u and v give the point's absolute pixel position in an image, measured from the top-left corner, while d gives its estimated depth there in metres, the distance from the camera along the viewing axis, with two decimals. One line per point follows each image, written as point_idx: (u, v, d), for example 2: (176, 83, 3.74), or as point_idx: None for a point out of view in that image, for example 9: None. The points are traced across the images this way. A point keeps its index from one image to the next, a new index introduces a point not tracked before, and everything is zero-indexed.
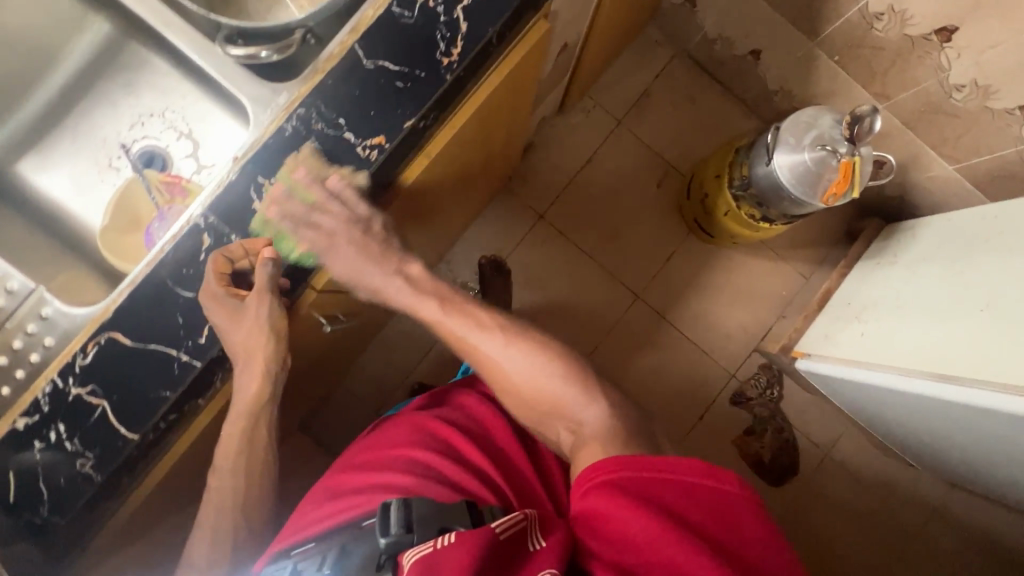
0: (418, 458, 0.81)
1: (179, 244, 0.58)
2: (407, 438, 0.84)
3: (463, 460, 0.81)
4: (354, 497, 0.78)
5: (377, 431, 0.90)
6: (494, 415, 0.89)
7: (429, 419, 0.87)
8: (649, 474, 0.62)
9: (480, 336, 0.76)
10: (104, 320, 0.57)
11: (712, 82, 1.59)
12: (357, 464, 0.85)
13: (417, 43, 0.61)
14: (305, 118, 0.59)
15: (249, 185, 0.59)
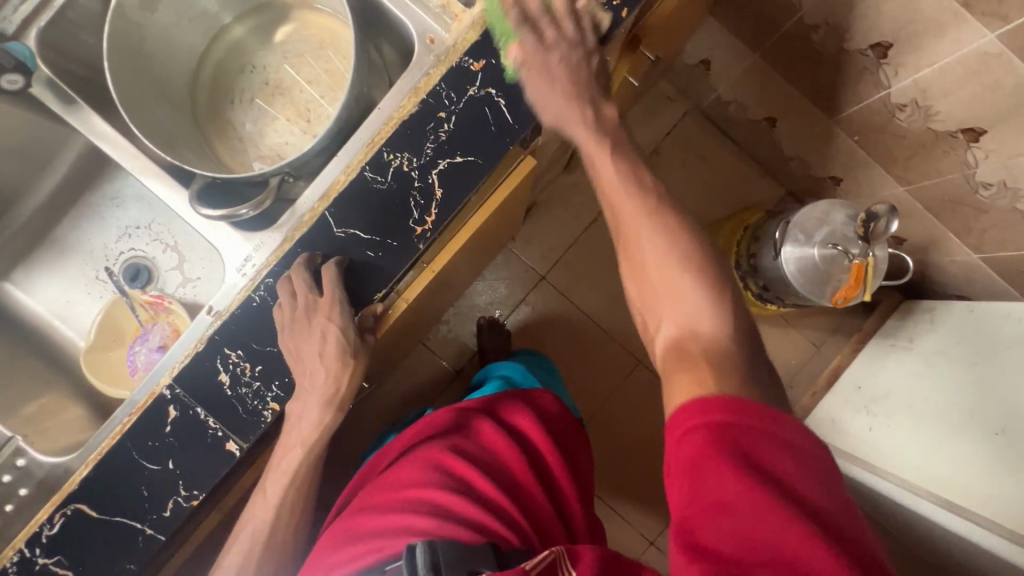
0: (434, 495, 0.76)
1: (145, 416, 0.65)
2: (424, 478, 0.79)
3: (482, 497, 0.78)
4: (370, 538, 0.73)
5: (388, 471, 0.85)
6: (511, 446, 0.86)
7: (442, 454, 0.83)
8: (748, 424, 0.48)
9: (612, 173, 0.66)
10: (70, 493, 0.64)
11: (725, 140, 1.54)
12: (369, 505, 0.80)
13: (394, 205, 0.68)
14: (272, 288, 0.67)
15: (216, 356, 0.66)
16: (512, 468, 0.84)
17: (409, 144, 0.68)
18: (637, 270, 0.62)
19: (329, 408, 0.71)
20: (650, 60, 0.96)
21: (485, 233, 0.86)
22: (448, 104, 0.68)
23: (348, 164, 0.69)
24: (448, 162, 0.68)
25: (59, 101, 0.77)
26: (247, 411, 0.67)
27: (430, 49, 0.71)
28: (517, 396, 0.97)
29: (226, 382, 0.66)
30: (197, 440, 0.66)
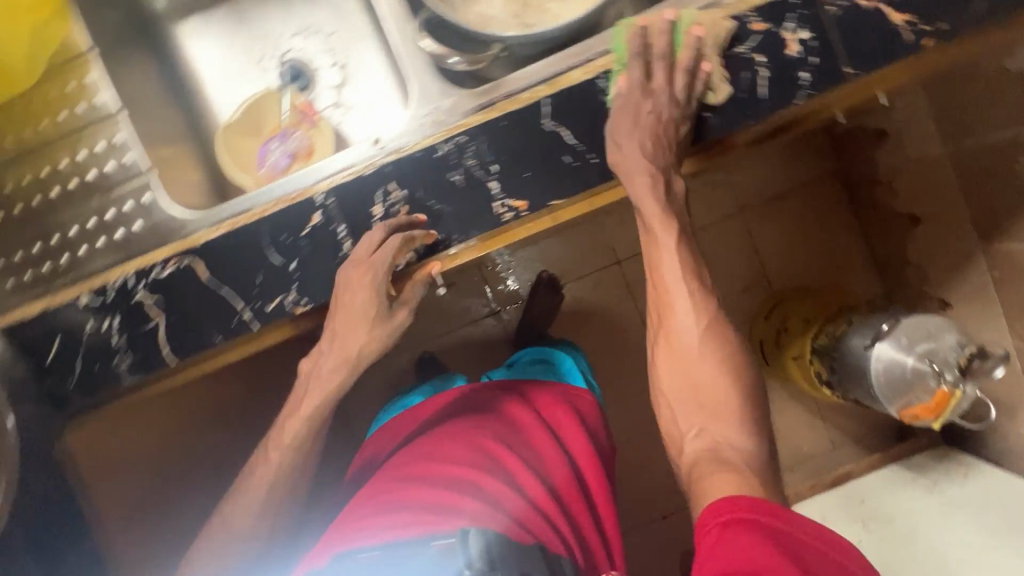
0: (483, 483, 0.86)
1: (294, 209, 0.74)
2: (468, 459, 0.89)
3: (526, 494, 0.87)
4: (420, 508, 0.83)
5: (431, 440, 0.96)
6: (554, 445, 0.95)
7: (489, 443, 0.92)
8: (770, 523, 0.62)
9: (670, 248, 0.79)
10: (192, 248, 0.75)
11: (851, 218, 1.50)
12: (415, 474, 0.90)
13: (619, 117, 0.75)
14: (461, 149, 0.75)
15: (381, 186, 0.75)
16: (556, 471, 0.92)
17: (661, 70, 0.74)
18: (668, 289, 0.80)
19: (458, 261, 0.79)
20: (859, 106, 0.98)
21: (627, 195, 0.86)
22: (709, 51, 0.74)
23: (584, 68, 0.76)
24: (687, 115, 0.76)
25: None
26: (380, 247, 0.77)
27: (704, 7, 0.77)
28: (559, 392, 1.06)
29: (377, 216, 0.76)
30: (315, 254, 0.76)
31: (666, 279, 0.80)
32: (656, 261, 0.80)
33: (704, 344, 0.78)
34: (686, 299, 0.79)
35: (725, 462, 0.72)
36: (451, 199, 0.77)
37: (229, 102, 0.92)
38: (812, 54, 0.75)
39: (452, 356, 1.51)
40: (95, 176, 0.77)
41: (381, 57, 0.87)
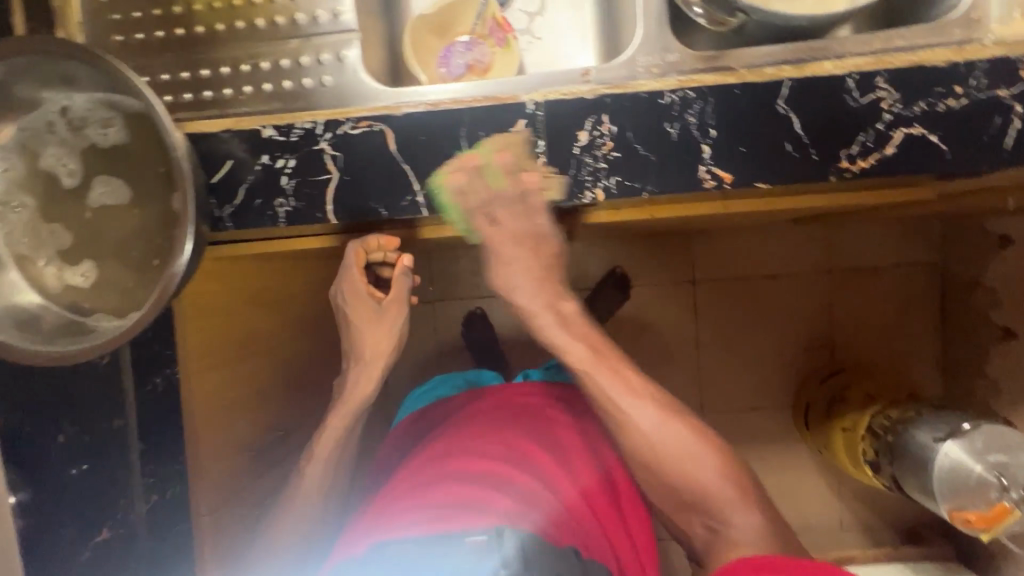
0: (515, 483, 0.71)
1: (495, 109, 0.55)
2: (497, 452, 0.76)
3: (557, 487, 0.73)
4: (447, 506, 0.68)
5: (455, 429, 0.82)
6: (584, 442, 0.81)
7: (520, 444, 0.77)
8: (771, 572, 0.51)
9: (559, 330, 0.68)
10: (389, 112, 0.56)
11: (935, 311, 1.47)
12: (451, 473, 0.73)
13: (861, 114, 0.53)
14: (687, 103, 0.54)
15: (651, 104, 0.54)
16: (582, 475, 0.77)
17: (910, 86, 0.53)
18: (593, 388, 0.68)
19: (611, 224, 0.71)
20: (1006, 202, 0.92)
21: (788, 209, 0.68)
22: (970, 83, 0.52)
23: (844, 57, 0.56)
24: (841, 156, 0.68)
25: None
26: (575, 179, 0.56)
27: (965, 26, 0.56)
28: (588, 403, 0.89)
29: (651, 143, 0.54)
30: (485, 167, 0.57)
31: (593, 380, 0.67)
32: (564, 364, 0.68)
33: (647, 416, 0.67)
34: (645, 408, 0.67)
35: (737, 545, 0.61)
36: (741, 149, 0.54)
37: None
38: None
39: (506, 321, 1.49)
40: None
41: None
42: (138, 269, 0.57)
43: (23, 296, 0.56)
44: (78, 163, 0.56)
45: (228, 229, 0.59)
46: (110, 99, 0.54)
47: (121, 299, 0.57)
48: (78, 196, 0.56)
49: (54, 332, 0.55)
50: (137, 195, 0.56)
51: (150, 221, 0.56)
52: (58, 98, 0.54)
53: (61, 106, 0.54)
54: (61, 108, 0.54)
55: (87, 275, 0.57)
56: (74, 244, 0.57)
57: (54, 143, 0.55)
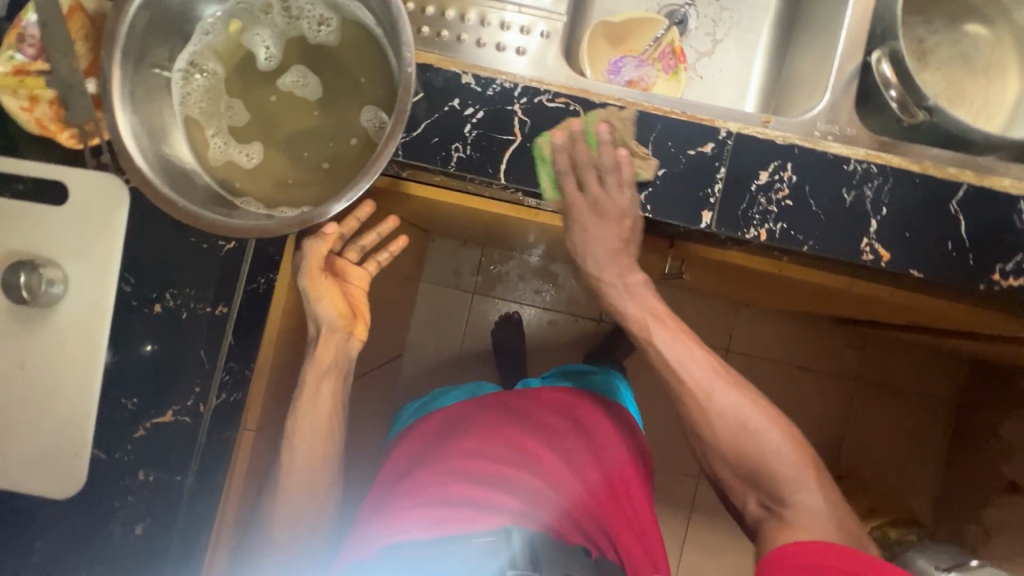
0: (521, 482, 0.67)
1: (692, 126, 0.57)
2: (508, 454, 0.70)
3: (559, 488, 0.67)
4: (454, 504, 0.64)
5: (463, 424, 0.76)
6: (587, 440, 0.72)
7: (525, 444, 0.71)
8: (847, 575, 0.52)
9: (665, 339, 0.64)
10: (586, 98, 0.58)
11: (943, 449, 1.49)
12: (459, 470, 0.68)
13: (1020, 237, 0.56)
14: (867, 177, 0.56)
15: (832, 167, 0.57)
16: (588, 475, 0.69)
17: None
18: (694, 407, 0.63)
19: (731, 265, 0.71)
20: None
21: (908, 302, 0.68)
22: None
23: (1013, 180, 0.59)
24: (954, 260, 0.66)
25: None
26: (743, 213, 0.57)
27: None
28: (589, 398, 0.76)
29: (826, 202, 0.56)
30: (683, 176, 0.57)
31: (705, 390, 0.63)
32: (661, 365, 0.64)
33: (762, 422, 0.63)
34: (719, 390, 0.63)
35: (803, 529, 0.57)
36: (904, 232, 0.56)
37: None
38: None
39: (538, 333, 1.49)
40: None
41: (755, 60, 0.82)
42: (303, 168, 0.56)
43: (182, 157, 0.55)
44: (280, 48, 0.56)
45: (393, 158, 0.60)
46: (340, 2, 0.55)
47: (276, 190, 0.56)
48: (265, 79, 0.56)
49: (204, 198, 0.55)
50: (326, 96, 0.56)
51: (331, 125, 0.56)
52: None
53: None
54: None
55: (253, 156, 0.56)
56: (245, 123, 0.56)
57: (264, 23, 0.56)
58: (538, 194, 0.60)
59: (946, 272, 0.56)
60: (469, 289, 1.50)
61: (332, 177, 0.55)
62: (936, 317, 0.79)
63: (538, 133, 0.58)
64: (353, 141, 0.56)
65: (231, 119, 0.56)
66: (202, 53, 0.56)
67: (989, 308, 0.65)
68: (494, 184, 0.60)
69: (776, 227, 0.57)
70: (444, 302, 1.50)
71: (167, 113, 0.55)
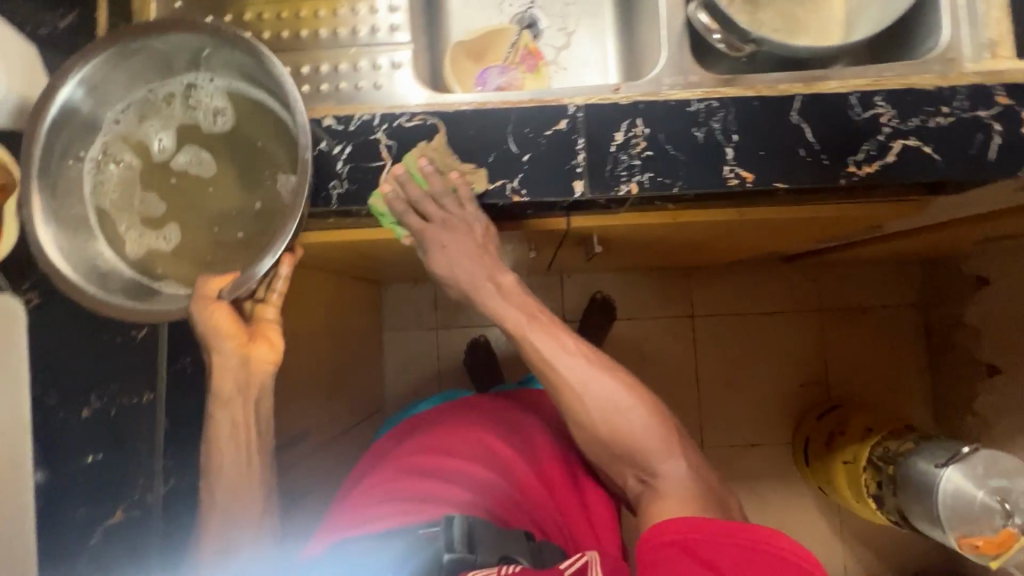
0: (473, 474, 0.74)
1: (543, 109, 0.61)
2: (465, 451, 0.78)
3: (523, 472, 0.75)
4: (407, 501, 0.72)
5: (427, 428, 0.84)
6: (541, 432, 0.81)
7: (484, 438, 0.80)
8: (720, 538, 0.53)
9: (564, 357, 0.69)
10: (441, 110, 0.61)
11: (923, 352, 1.52)
12: (418, 469, 0.77)
13: (862, 127, 0.60)
14: (712, 111, 0.61)
15: (678, 112, 0.61)
16: (544, 460, 0.77)
17: (903, 105, 0.60)
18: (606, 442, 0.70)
19: (631, 225, 0.74)
20: (981, 237, 1.01)
21: (800, 216, 0.72)
22: (955, 104, 0.60)
23: (844, 80, 0.64)
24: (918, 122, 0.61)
25: None
26: (611, 172, 0.61)
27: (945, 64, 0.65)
28: (560, 398, 0.87)
29: (681, 144, 0.61)
30: (546, 154, 0.61)
31: (606, 419, 0.69)
32: (573, 398, 0.69)
33: (654, 435, 0.68)
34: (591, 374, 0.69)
35: (663, 495, 0.64)
36: (760, 151, 0.60)
37: None
38: None
39: (509, 349, 1.50)
40: None
41: (612, 42, 0.86)
42: (219, 247, 0.60)
43: (103, 255, 0.58)
44: (187, 138, 0.61)
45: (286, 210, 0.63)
46: (238, 88, 0.60)
47: (195, 272, 0.60)
48: (172, 165, 0.60)
49: (128, 291, 0.58)
50: (232, 175, 0.61)
51: (239, 202, 0.60)
52: (191, 76, 0.60)
53: (189, 84, 0.60)
54: (187, 86, 0.61)
55: (171, 240, 0.60)
56: (158, 212, 0.60)
57: (171, 115, 0.61)
58: (422, 207, 0.63)
59: (806, 175, 0.60)
60: (431, 326, 1.51)
61: (245, 254, 0.59)
62: (844, 222, 0.82)
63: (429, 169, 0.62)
64: (258, 204, 0.60)
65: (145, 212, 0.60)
66: (112, 151, 0.59)
67: (870, 198, 0.69)
68: (380, 209, 0.63)
69: (644, 177, 0.60)
70: (411, 345, 1.51)
71: (82, 212, 0.58)
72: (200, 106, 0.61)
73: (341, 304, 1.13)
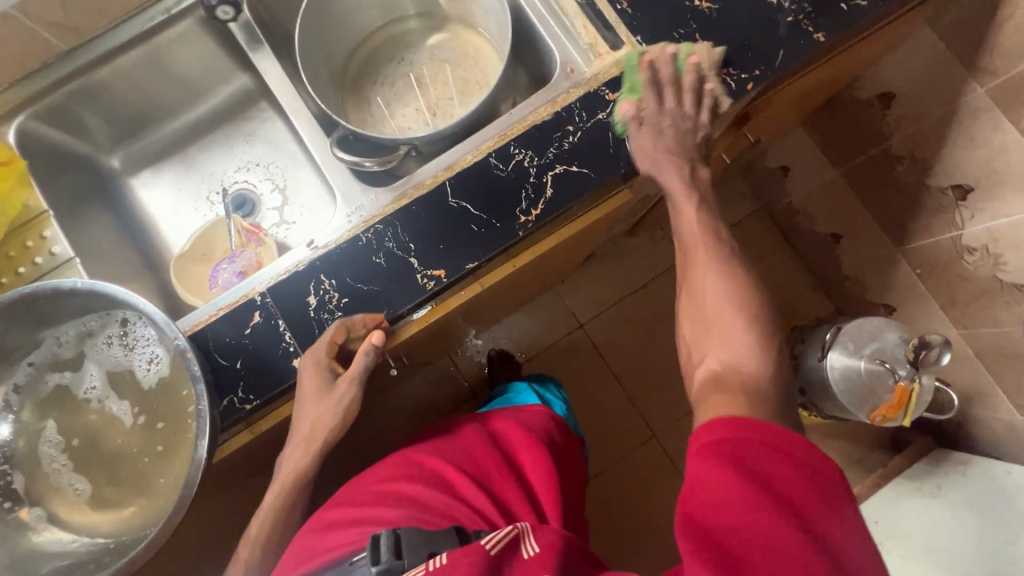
0: (408, 492, 0.71)
1: (232, 313, 0.62)
2: (401, 473, 0.75)
3: (460, 474, 0.73)
4: (343, 533, 0.67)
5: (374, 464, 0.82)
6: (482, 434, 0.80)
7: (419, 456, 0.78)
8: (770, 444, 0.45)
9: (714, 269, 0.59)
10: (205, 326, 0.62)
11: (789, 249, 1.59)
12: (356, 501, 0.73)
13: (509, 183, 0.64)
14: (381, 234, 0.63)
15: (357, 251, 0.63)
16: (481, 456, 0.76)
17: (534, 143, 0.65)
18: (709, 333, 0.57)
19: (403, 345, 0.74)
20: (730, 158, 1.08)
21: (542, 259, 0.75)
22: (577, 120, 0.65)
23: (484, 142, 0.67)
24: (577, 133, 0.65)
25: (247, 38, 0.79)
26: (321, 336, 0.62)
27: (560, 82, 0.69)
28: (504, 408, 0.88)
29: (368, 275, 0.63)
30: (257, 354, 0.62)
31: (722, 315, 0.56)
32: (696, 294, 0.59)
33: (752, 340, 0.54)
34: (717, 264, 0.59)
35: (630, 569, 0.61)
36: (439, 246, 0.63)
37: (184, 230, 0.87)
38: (661, 110, 0.65)
39: None
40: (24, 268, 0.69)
41: (322, 179, 0.89)
42: (134, 492, 0.61)
43: (32, 505, 0.60)
44: (116, 377, 0.62)
45: (240, 415, 0.61)
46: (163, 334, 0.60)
47: (115, 521, 0.59)
48: (93, 403, 0.63)
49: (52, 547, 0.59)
50: (153, 413, 0.62)
51: (158, 438, 0.61)
52: (121, 317, 0.61)
53: (123, 321, 0.61)
54: (123, 324, 0.62)
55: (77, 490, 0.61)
56: (83, 459, 0.62)
57: (104, 354, 0.62)
58: (232, 421, 0.61)
59: (488, 242, 0.64)
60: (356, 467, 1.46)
61: (163, 500, 0.59)
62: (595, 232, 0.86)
63: (279, 322, 0.62)
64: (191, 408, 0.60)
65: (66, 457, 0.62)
66: (49, 390, 0.62)
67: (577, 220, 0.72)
68: (234, 412, 0.61)
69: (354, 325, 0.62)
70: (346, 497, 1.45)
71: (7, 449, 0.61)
72: (137, 343, 0.62)
73: (245, 520, 1.10)
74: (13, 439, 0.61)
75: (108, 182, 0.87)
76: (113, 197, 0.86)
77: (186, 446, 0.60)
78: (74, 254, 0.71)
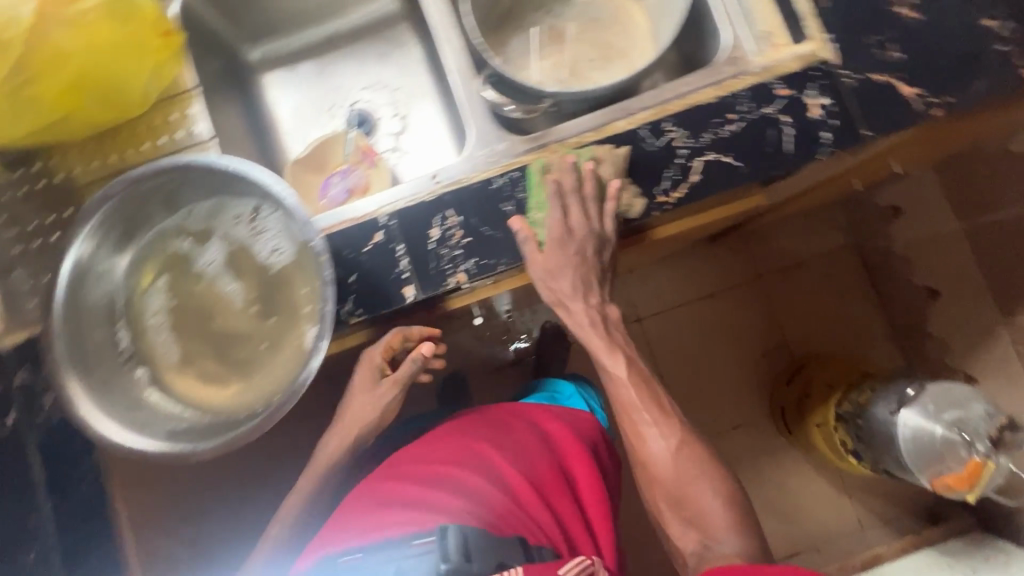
0: (464, 482, 0.69)
1: (356, 228, 0.62)
2: (457, 458, 0.72)
3: (519, 477, 0.70)
4: (399, 514, 0.65)
5: (424, 435, 0.79)
6: (537, 434, 0.77)
7: (475, 442, 0.75)
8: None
9: (652, 429, 0.66)
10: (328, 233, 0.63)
11: (872, 293, 1.51)
12: (409, 477, 0.71)
13: (655, 159, 0.62)
14: (515, 183, 0.63)
15: (487, 194, 0.63)
16: (538, 459, 0.73)
17: (691, 123, 0.62)
18: (674, 508, 0.65)
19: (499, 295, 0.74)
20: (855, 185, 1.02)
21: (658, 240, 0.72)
22: (740, 109, 0.62)
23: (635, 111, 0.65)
24: (738, 122, 0.62)
25: None
26: (436, 268, 0.62)
27: (729, 65, 0.65)
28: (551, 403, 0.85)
29: (494, 220, 0.62)
30: (372, 272, 0.62)
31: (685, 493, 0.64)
32: (650, 477, 0.66)
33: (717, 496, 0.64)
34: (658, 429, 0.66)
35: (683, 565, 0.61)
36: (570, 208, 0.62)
37: (303, 136, 0.89)
38: (833, 118, 0.61)
39: None
40: (163, 140, 0.71)
41: (445, 115, 0.88)
42: (233, 372, 0.63)
43: (137, 364, 0.63)
44: (235, 259, 0.64)
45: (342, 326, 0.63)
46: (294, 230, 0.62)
47: (212, 395, 0.62)
48: (207, 278, 0.64)
49: (146, 406, 0.61)
50: (263, 302, 0.63)
51: (265, 327, 0.63)
52: (257, 203, 0.62)
53: (255, 208, 0.63)
54: (255, 210, 0.63)
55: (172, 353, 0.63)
56: (186, 330, 0.63)
57: (230, 234, 0.63)
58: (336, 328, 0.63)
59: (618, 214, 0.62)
60: None
61: (262, 385, 0.61)
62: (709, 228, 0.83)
63: (399, 247, 0.62)
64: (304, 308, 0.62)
65: (172, 323, 0.63)
66: (166, 255, 0.64)
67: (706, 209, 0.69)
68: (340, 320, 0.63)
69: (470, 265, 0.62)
70: None
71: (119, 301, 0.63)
72: (263, 234, 0.63)
73: None
74: (130, 290, 0.63)
75: (243, 73, 0.88)
76: (245, 89, 0.88)
77: (291, 341, 0.62)
78: (210, 135, 0.72)
